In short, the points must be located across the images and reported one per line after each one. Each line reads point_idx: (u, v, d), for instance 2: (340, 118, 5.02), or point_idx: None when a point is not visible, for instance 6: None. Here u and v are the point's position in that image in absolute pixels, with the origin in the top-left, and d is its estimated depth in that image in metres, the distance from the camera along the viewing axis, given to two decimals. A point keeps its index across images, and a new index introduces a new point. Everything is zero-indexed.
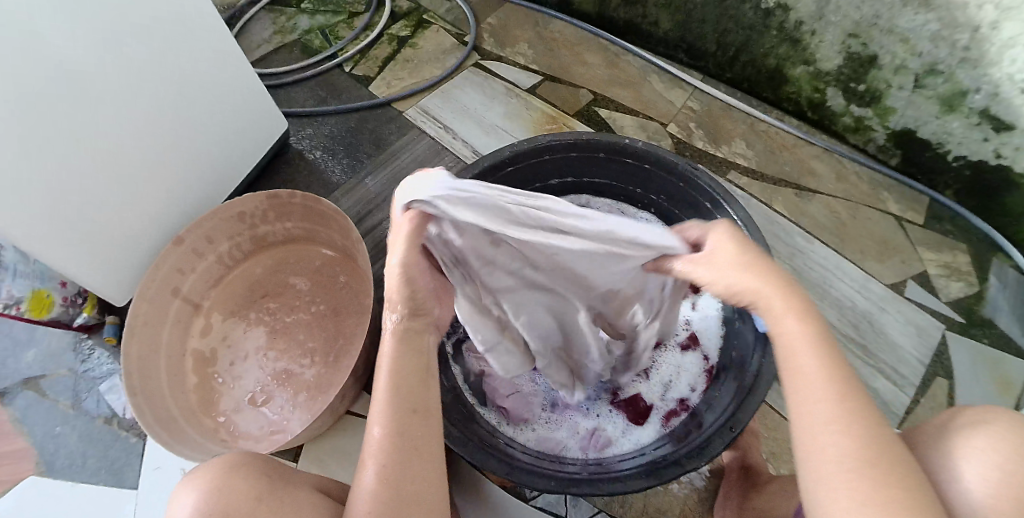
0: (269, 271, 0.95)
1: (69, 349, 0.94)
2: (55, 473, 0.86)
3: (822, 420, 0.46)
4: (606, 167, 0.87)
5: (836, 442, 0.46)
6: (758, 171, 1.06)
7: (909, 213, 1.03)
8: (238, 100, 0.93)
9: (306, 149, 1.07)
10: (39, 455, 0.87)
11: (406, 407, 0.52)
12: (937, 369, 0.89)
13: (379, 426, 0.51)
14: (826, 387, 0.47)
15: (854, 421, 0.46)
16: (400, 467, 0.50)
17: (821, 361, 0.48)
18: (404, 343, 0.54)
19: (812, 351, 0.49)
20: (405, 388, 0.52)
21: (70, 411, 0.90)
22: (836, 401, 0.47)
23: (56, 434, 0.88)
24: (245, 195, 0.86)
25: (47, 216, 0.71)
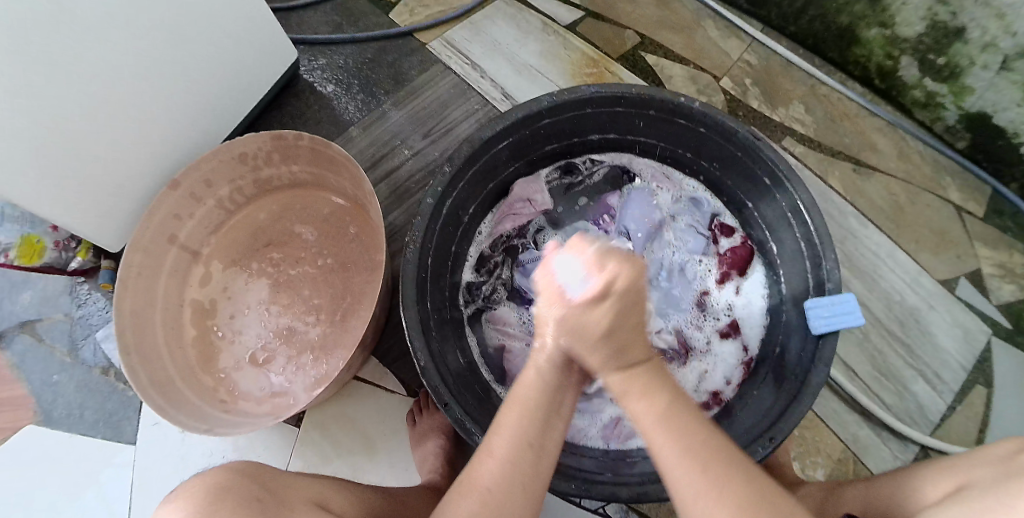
0: (274, 217, 0.87)
1: (66, 294, 0.89)
2: (53, 423, 0.85)
3: (691, 493, 0.44)
4: (655, 125, 0.76)
5: (714, 511, 0.43)
6: (815, 139, 0.96)
7: (970, 204, 0.94)
8: (239, 28, 0.82)
9: (317, 81, 0.96)
10: (37, 404, 0.85)
11: (531, 436, 0.48)
12: (978, 377, 0.84)
13: (498, 453, 0.47)
14: (685, 456, 0.44)
15: (719, 486, 0.43)
16: (506, 493, 0.46)
17: (672, 433, 0.45)
18: (541, 378, 0.50)
19: (660, 428, 0.46)
20: (541, 403, 0.49)
21: (68, 359, 0.87)
22: (695, 472, 0.44)
23: (53, 383, 0.86)
24: (247, 135, 0.77)
25: (22, 158, 0.64)
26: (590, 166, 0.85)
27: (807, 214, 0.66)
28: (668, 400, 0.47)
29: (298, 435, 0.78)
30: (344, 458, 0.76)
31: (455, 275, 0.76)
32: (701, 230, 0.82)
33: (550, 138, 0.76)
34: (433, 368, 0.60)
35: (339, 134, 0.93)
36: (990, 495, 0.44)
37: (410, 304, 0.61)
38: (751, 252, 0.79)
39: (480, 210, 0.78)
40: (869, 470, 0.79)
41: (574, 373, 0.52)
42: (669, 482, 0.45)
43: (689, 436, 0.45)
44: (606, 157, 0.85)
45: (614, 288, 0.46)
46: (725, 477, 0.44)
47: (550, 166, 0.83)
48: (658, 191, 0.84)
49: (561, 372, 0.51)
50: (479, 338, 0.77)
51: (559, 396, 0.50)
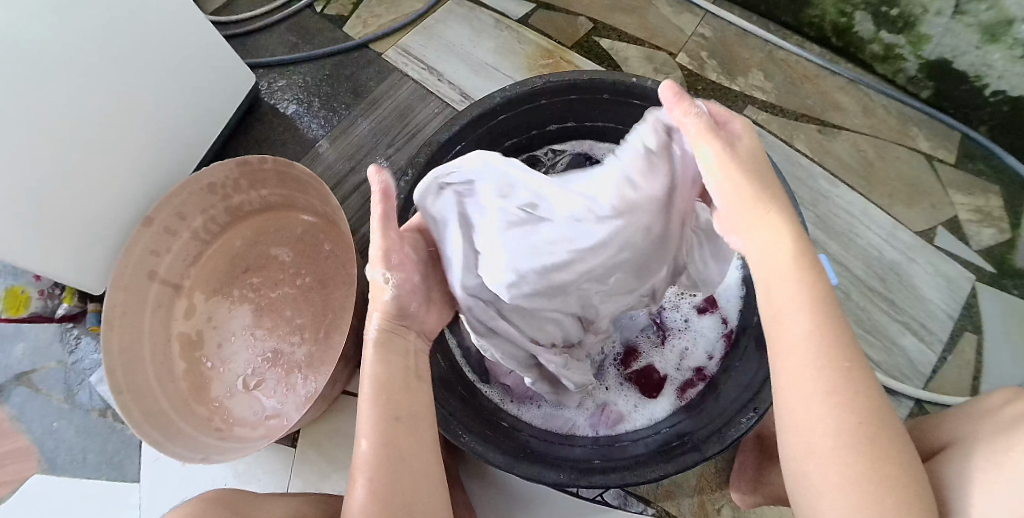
0: (250, 243, 0.88)
1: (56, 341, 0.90)
2: (59, 469, 0.86)
3: (799, 359, 0.43)
4: (612, 108, 0.76)
5: (819, 411, 0.42)
6: (777, 105, 0.96)
7: (940, 151, 0.94)
8: (194, 60, 0.83)
9: (278, 102, 0.97)
10: (40, 451, 0.86)
11: (397, 438, 0.47)
12: (966, 323, 0.85)
13: (368, 435, 0.47)
14: (816, 348, 0.42)
15: (843, 387, 0.42)
16: (394, 473, 0.46)
17: (809, 312, 0.43)
18: (386, 347, 0.50)
19: (798, 306, 0.44)
20: (394, 391, 0.49)
21: (65, 404, 0.88)
22: (820, 364, 0.42)
23: (54, 429, 0.87)
24: (213, 164, 0.77)
25: (1, 216, 0.64)
26: (552, 157, 0.85)
27: (769, 180, 0.67)
28: (809, 288, 0.44)
29: (295, 454, 0.79)
30: (343, 472, 0.78)
31: None
32: None
33: (509, 133, 0.77)
34: None
35: (306, 153, 0.93)
36: (977, 449, 0.46)
37: None
38: None
39: None
40: None
41: (415, 341, 0.53)
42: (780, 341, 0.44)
43: (828, 313, 0.43)
44: (568, 146, 0.85)
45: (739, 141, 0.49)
46: (849, 380, 0.42)
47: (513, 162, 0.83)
48: None
49: (406, 319, 0.52)
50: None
51: (406, 364, 0.51)
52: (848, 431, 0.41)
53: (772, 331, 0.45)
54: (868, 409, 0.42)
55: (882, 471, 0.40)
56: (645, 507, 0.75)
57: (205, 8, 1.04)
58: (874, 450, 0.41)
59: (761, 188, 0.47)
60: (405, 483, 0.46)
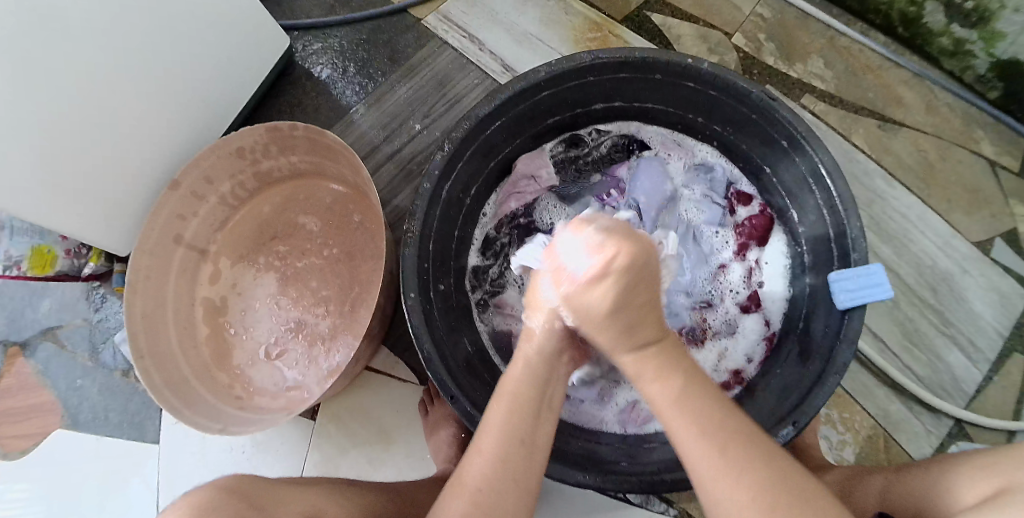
0: (277, 210, 0.86)
1: (82, 300, 0.90)
2: (81, 426, 0.86)
3: (700, 460, 0.44)
4: (662, 89, 0.72)
5: (695, 440, 0.45)
6: (836, 95, 0.91)
7: (1005, 157, 0.89)
8: (227, 16, 0.80)
9: (312, 64, 0.94)
10: (64, 408, 0.87)
11: (521, 434, 0.49)
12: (1017, 343, 0.81)
13: (489, 451, 0.48)
14: (675, 393, 0.47)
15: (706, 413, 0.46)
16: (499, 490, 0.47)
17: (656, 367, 0.49)
18: (531, 375, 0.52)
19: (639, 359, 0.49)
20: (524, 412, 0.50)
21: (90, 363, 0.88)
22: (704, 436, 0.45)
23: (78, 387, 0.87)
24: (241, 129, 0.75)
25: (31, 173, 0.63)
26: (596, 137, 0.81)
27: (830, 179, 0.63)
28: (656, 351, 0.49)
29: (313, 427, 0.78)
30: (360, 447, 0.77)
31: (461, 260, 0.74)
32: (717, 199, 0.79)
33: (552, 112, 0.73)
34: (437, 358, 0.58)
35: (338, 120, 0.90)
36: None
37: (411, 294, 0.59)
38: (771, 220, 0.76)
39: (481, 191, 0.75)
40: (899, 445, 0.76)
41: (561, 371, 0.54)
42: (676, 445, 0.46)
43: (693, 403, 0.46)
44: (611, 127, 0.81)
45: (614, 267, 0.45)
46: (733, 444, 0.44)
47: (553, 140, 0.80)
48: (670, 159, 0.81)
49: (568, 341, 0.54)
50: (491, 325, 0.76)
51: (547, 393, 0.52)
52: (731, 450, 0.44)
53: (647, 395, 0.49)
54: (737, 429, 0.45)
55: (761, 479, 0.43)
56: (667, 507, 0.73)
57: None
58: (756, 462, 0.43)
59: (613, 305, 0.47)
60: (508, 486, 0.47)
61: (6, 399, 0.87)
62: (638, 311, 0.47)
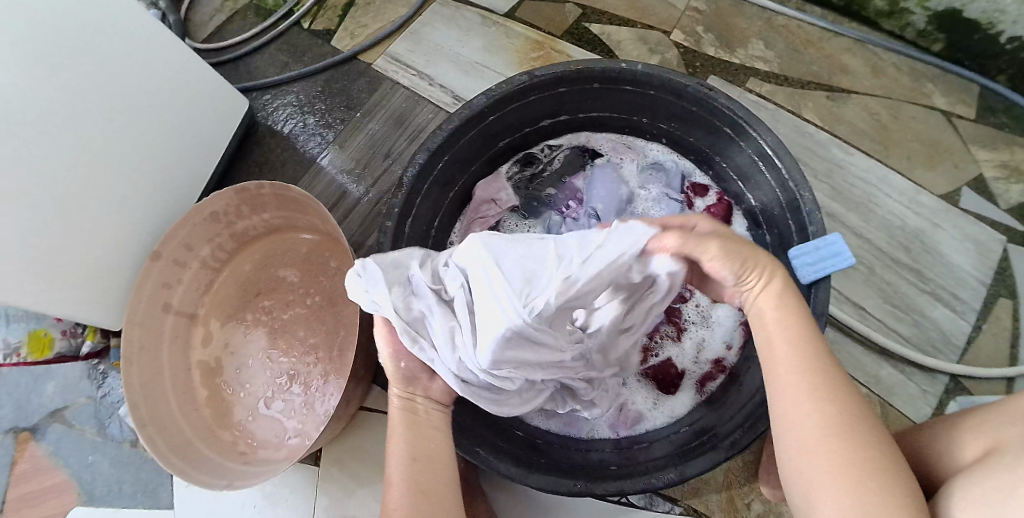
0: (258, 267, 0.89)
1: (85, 378, 0.92)
2: (96, 501, 0.88)
3: (794, 400, 0.46)
4: (606, 96, 0.74)
5: (809, 414, 0.45)
6: (780, 74, 0.92)
7: (958, 107, 0.90)
8: (183, 88, 0.83)
9: (273, 123, 0.97)
10: (79, 485, 0.89)
11: (416, 453, 0.50)
12: (1000, 288, 0.81)
13: (398, 489, 0.49)
14: (798, 374, 0.47)
15: (836, 397, 0.45)
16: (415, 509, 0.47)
17: (792, 331, 0.49)
18: (409, 404, 0.53)
19: (784, 335, 0.49)
20: (415, 435, 0.51)
21: (98, 439, 0.90)
22: (809, 387, 0.46)
23: (90, 463, 0.89)
24: (212, 194, 0.77)
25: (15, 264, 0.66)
26: (549, 153, 0.84)
27: (778, 160, 0.64)
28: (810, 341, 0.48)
29: (319, 472, 0.80)
30: (367, 486, 0.78)
31: None
32: (674, 194, 0.80)
33: (503, 133, 0.76)
34: None
35: (305, 172, 0.93)
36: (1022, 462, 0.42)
37: None
38: (729, 207, 0.77)
39: (445, 220, 0.77)
40: (897, 410, 0.76)
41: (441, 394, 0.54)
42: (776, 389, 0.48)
43: (821, 366, 0.47)
44: (562, 141, 0.84)
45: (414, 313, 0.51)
46: (841, 407, 0.45)
47: (508, 162, 0.82)
48: (622, 162, 0.83)
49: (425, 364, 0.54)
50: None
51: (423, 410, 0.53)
52: (828, 417, 0.45)
53: (767, 365, 0.49)
54: (855, 418, 0.45)
55: (864, 464, 0.43)
56: (672, 505, 0.73)
57: (197, 37, 1.04)
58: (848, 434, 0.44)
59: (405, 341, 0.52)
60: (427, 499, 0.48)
61: (22, 485, 0.89)
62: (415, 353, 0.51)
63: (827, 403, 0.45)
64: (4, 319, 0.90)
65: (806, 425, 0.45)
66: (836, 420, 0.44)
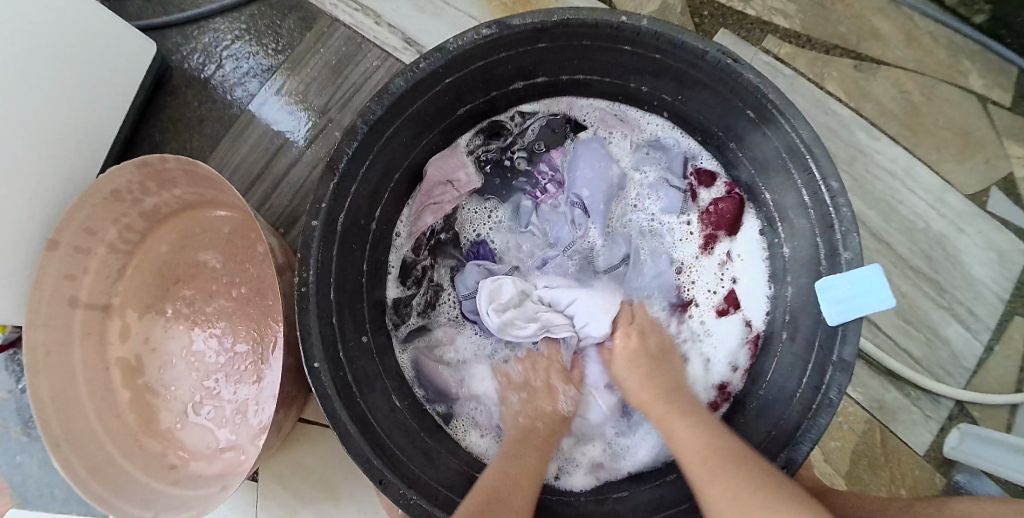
0: (176, 248, 0.74)
1: (5, 369, 0.78)
2: (32, 505, 0.77)
3: (695, 476, 0.46)
4: (597, 52, 0.59)
5: (713, 489, 0.43)
6: (802, 34, 0.79)
7: (995, 91, 0.79)
8: (76, 26, 0.65)
9: (187, 61, 0.79)
10: (10, 487, 0.77)
11: (512, 484, 0.49)
12: (1018, 304, 0.73)
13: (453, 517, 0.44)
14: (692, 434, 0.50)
15: (723, 461, 0.45)
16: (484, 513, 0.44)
17: (686, 423, 0.52)
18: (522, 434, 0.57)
19: (679, 436, 0.51)
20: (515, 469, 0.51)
21: (27, 437, 0.78)
22: (702, 458, 0.47)
23: (20, 464, 0.78)
24: (108, 168, 0.61)
25: None
26: (521, 122, 0.71)
27: (810, 155, 0.53)
28: (684, 412, 0.53)
29: (257, 489, 0.70)
30: (311, 505, 0.69)
31: (376, 293, 0.64)
32: (674, 181, 0.69)
33: (464, 98, 0.62)
34: (358, 436, 0.49)
35: (227, 131, 0.77)
36: None
37: (318, 367, 0.49)
38: (740, 203, 0.67)
39: (388, 206, 0.64)
40: (897, 437, 0.69)
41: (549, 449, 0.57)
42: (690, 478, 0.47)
43: (698, 439, 0.49)
44: (536, 106, 0.70)
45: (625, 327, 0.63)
46: (734, 470, 0.44)
47: (470, 131, 0.69)
48: (612, 138, 0.71)
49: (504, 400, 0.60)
50: (416, 356, 0.67)
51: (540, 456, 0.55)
52: (727, 475, 0.44)
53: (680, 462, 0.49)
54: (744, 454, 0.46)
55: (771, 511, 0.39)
56: None
57: None
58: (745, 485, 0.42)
59: (639, 356, 0.61)
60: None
61: None
62: (659, 378, 0.59)
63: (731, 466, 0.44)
64: None
65: (714, 487, 0.43)
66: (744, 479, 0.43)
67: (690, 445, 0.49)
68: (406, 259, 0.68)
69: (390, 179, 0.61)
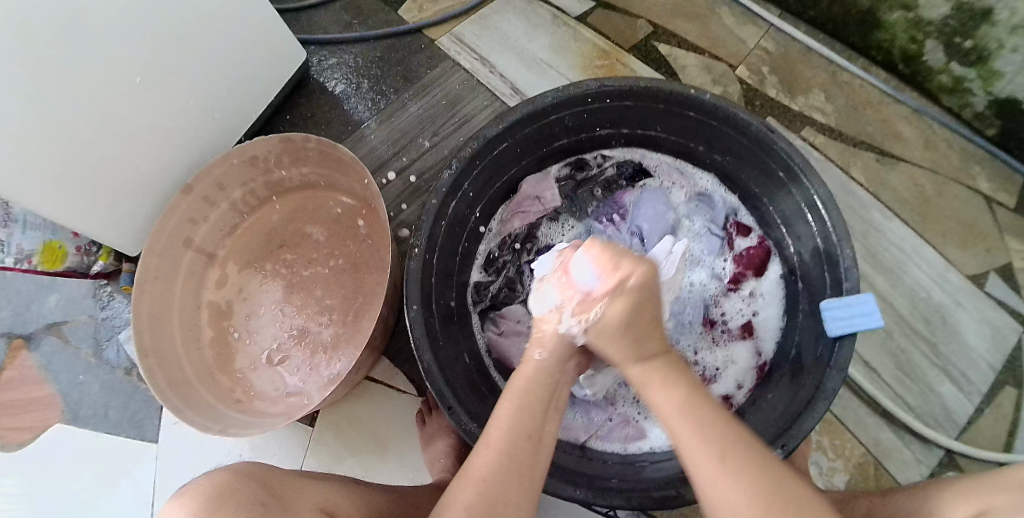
0: (286, 219, 0.89)
1: (89, 297, 0.92)
2: (79, 422, 0.87)
3: (704, 468, 0.45)
4: (669, 117, 0.74)
5: (727, 488, 0.44)
6: (835, 128, 0.93)
7: (1001, 194, 0.90)
8: (251, 38, 0.84)
9: (328, 80, 0.97)
10: (64, 403, 0.88)
11: (530, 428, 0.50)
12: (1009, 377, 0.81)
13: (495, 446, 0.49)
14: (703, 442, 0.46)
15: (740, 468, 0.45)
16: (502, 480, 0.48)
17: (685, 410, 0.48)
18: (537, 377, 0.53)
19: (684, 421, 0.47)
20: (526, 411, 0.51)
21: (93, 360, 0.90)
22: (712, 455, 0.45)
23: (80, 383, 0.89)
24: (257, 138, 0.78)
25: (43, 170, 0.65)
26: (601, 162, 0.84)
27: (827, 209, 0.64)
28: (678, 384, 0.50)
29: (310, 435, 0.79)
30: (357, 456, 0.78)
31: (464, 275, 0.76)
32: (715, 230, 0.81)
33: (559, 135, 0.76)
34: (437, 371, 0.60)
35: (349, 134, 0.93)
36: None
37: (415, 310, 0.61)
38: (767, 252, 0.78)
39: (487, 207, 0.77)
40: (889, 473, 0.77)
41: (568, 374, 0.55)
42: (687, 463, 0.47)
43: (710, 429, 0.46)
44: (616, 152, 0.84)
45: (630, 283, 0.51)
46: (752, 473, 0.44)
47: (559, 163, 0.82)
48: (672, 188, 0.84)
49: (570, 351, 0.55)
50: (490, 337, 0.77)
51: (556, 393, 0.54)
52: (745, 480, 0.44)
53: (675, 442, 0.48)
54: (766, 467, 0.45)
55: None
56: None
57: None
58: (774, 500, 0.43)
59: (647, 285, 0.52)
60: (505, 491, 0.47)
61: (5, 391, 0.88)
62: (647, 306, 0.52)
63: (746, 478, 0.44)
64: (21, 224, 0.88)
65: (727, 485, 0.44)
66: (762, 489, 0.44)
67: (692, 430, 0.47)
68: (491, 253, 0.81)
69: (490, 189, 0.75)
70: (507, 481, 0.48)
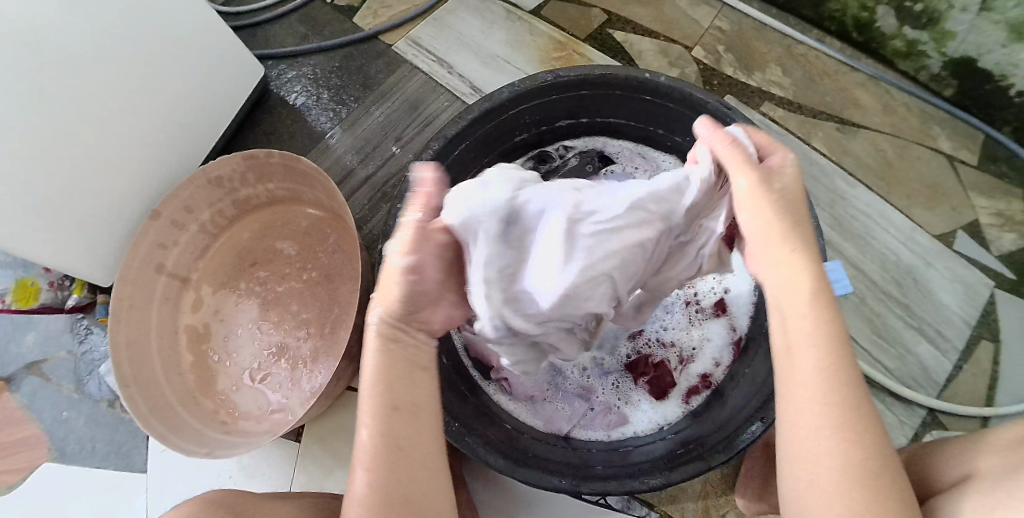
0: (257, 237, 0.88)
1: (66, 332, 0.91)
2: (67, 458, 0.87)
3: (805, 401, 0.41)
4: (626, 102, 0.74)
5: (821, 435, 0.40)
6: (794, 101, 0.94)
7: (962, 151, 0.91)
8: (207, 59, 0.83)
9: (288, 93, 0.96)
10: (50, 440, 0.87)
11: (394, 399, 0.46)
12: (983, 331, 0.82)
13: (368, 422, 0.45)
14: (825, 389, 0.40)
15: (850, 422, 0.40)
16: (388, 463, 0.44)
17: (814, 335, 0.42)
18: (394, 346, 0.48)
19: (808, 348, 0.42)
20: (393, 381, 0.46)
21: (75, 395, 0.89)
22: (826, 395, 0.40)
23: (64, 419, 0.88)
24: (219, 157, 0.77)
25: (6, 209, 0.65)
26: (563, 152, 0.84)
27: None
28: (823, 306, 0.43)
29: (299, 450, 0.79)
30: (346, 468, 0.78)
31: None
32: None
33: (520, 129, 0.76)
34: None
35: (313, 146, 0.93)
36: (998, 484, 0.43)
37: None
38: None
39: None
40: None
41: (421, 336, 0.50)
42: (790, 390, 0.42)
43: (838, 370, 0.41)
44: (578, 142, 0.84)
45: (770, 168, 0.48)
46: (860, 430, 0.40)
47: (522, 158, 0.83)
48: (635, 172, 0.83)
49: (418, 312, 0.50)
50: None
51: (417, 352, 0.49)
52: (843, 436, 0.39)
53: (785, 363, 0.43)
54: (881, 447, 0.40)
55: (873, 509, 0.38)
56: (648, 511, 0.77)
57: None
58: (863, 468, 0.39)
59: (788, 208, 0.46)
60: (404, 473, 0.44)
61: None
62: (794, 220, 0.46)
63: (843, 428, 0.39)
64: None
65: (822, 432, 0.40)
66: (856, 443, 0.39)
67: (811, 357, 0.41)
68: None
69: (455, 188, 0.75)
70: (398, 461, 0.44)
